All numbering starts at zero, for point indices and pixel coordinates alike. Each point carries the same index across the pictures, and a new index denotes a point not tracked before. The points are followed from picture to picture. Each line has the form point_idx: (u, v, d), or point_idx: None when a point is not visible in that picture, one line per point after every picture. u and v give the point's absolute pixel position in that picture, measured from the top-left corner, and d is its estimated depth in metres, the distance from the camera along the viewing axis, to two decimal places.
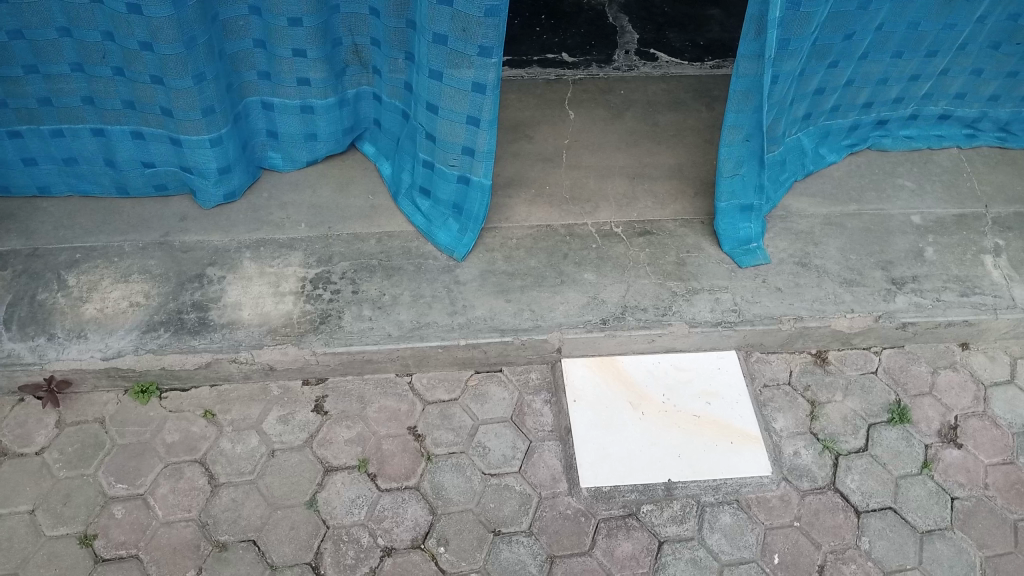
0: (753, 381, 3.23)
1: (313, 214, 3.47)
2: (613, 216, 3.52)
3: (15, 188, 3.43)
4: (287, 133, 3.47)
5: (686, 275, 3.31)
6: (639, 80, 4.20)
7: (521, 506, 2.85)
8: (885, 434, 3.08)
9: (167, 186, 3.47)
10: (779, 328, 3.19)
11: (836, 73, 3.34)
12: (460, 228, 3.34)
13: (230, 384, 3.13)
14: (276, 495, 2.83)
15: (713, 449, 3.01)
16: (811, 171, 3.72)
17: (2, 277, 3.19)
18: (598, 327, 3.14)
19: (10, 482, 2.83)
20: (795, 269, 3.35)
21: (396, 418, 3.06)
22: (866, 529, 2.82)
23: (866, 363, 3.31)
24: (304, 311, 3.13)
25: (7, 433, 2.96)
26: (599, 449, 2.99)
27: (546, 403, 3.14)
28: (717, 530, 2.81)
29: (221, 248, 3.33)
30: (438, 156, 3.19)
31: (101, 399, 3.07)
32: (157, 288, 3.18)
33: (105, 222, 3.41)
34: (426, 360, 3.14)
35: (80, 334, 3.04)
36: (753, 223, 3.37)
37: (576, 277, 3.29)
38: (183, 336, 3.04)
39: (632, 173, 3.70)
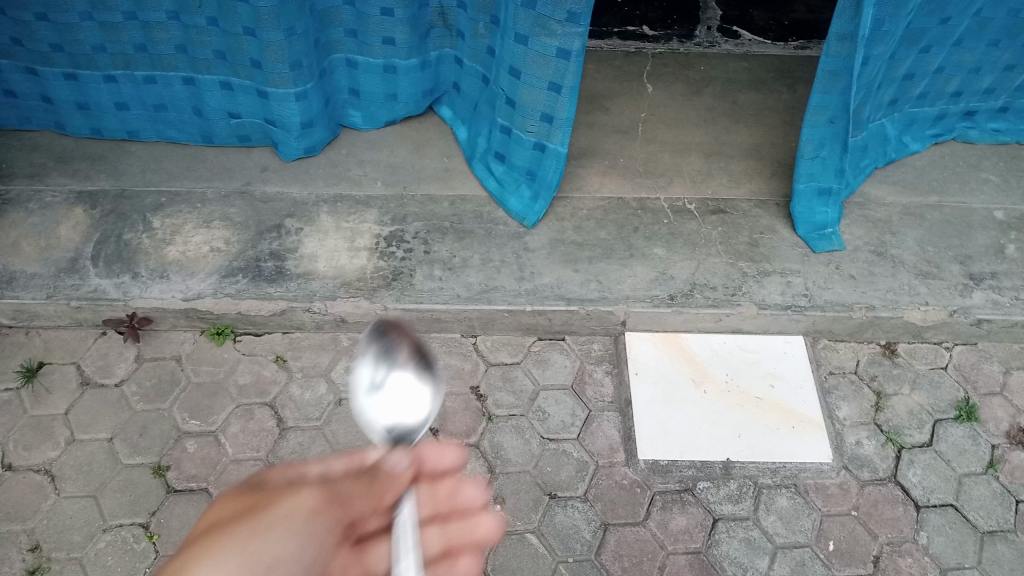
0: (819, 368, 3.20)
1: (389, 173, 3.53)
2: (686, 193, 3.50)
3: (106, 131, 3.56)
4: (369, 92, 3.53)
5: (757, 256, 3.28)
6: (719, 57, 4.14)
7: (578, 473, 2.89)
8: (951, 431, 3.03)
9: (250, 138, 3.57)
10: (850, 316, 3.15)
11: (927, 59, 3.25)
12: (533, 195, 3.36)
13: (302, 333, 3.22)
14: (341, 443, 2.92)
15: (774, 431, 3.00)
16: (892, 159, 3.64)
17: (92, 215, 3.32)
18: (665, 303, 3.14)
19: (92, 410, 2.97)
20: (870, 258, 3.30)
21: (459, 377, 3.12)
22: (926, 524, 2.78)
23: (937, 358, 3.25)
24: (377, 267, 3.20)
25: (90, 364, 3.10)
26: (658, 423, 3.01)
27: (607, 374, 3.16)
28: (773, 512, 2.81)
29: (299, 200, 3.40)
30: (517, 122, 3.21)
31: (178, 338, 3.19)
32: (236, 235, 3.27)
33: (189, 168, 3.52)
34: (492, 323, 3.18)
35: (162, 274, 3.15)
36: (830, 208, 3.32)
37: (646, 252, 3.28)
38: (259, 283, 3.13)
39: (708, 151, 3.67)
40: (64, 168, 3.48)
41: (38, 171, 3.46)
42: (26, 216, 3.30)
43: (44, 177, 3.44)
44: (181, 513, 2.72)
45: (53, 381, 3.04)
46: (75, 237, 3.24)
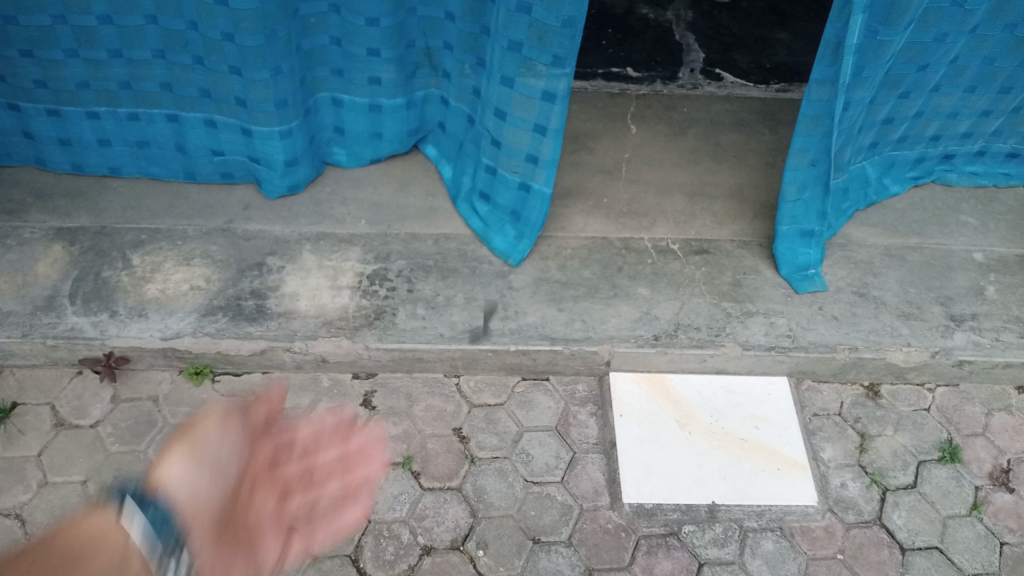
0: (803, 409, 3.19)
1: (373, 211, 3.51)
2: (670, 233, 3.51)
3: (87, 167, 3.53)
4: (354, 130, 3.52)
5: (742, 297, 3.29)
6: (702, 99, 4.19)
7: (562, 516, 2.85)
8: (935, 472, 3.03)
9: (232, 175, 3.54)
10: (834, 357, 3.15)
11: (907, 104, 3.30)
12: (517, 234, 3.35)
13: (282, 373, 3.18)
14: None
15: (760, 474, 2.98)
16: (874, 201, 3.68)
17: (69, 252, 3.27)
18: (649, 344, 3.13)
19: (65, 452, 2.91)
20: (852, 299, 3.32)
21: (442, 418, 3.09)
22: (911, 567, 2.76)
23: (919, 400, 3.25)
24: (360, 306, 3.17)
25: (65, 405, 3.03)
26: (643, 465, 2.98)
27: (591, 416, 3.13)
28: (759, 556, 2.78)
29: (281, 238, 3.38)
30: (502, 162, 3.21)
31: (156, 378, 3.14)
32: (218, 273, 3.24)
33: (170, 205, 3.48)
34: (475, 362, 3.16)
35: (141, 313, 3.11)
36: (813, 249, 3.34)
37: (630, 291, 3.28)
38: (240, 322, 3.09)
39: (691, 191, 3.69)
40: (43, 205, 3.44)
41: (16, 207, 3.42)
42: (3, 252, 3.25)
43: (23, 214, 3.40)
44: None
45: (27, 422, 2.97)
46: (52, 275, 3.20)
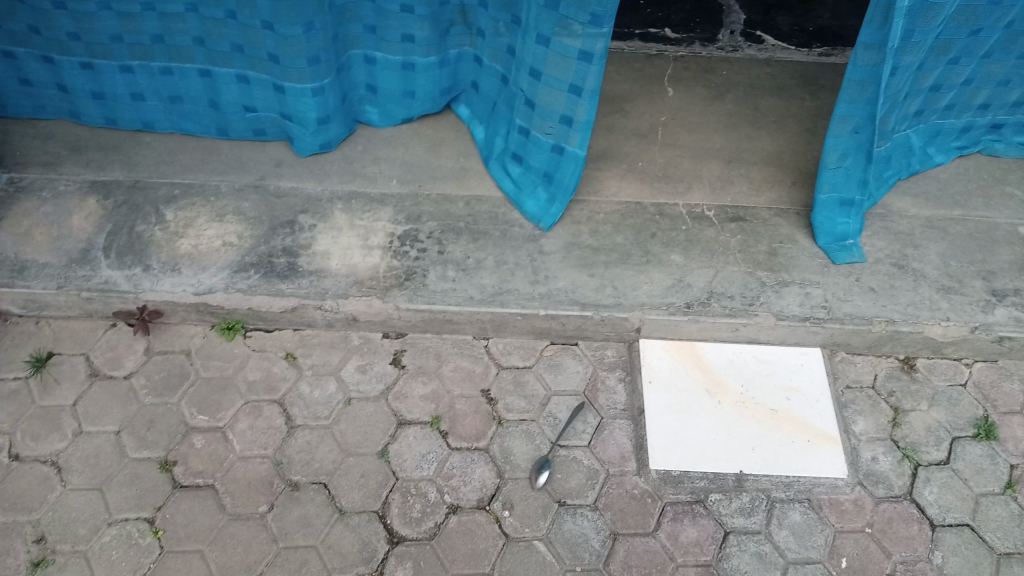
0: (835, 381, 3.15)
1: (405, 171, 3.49)
2: (705, 199, 3.45)
3: (121, 121, 3.53)
4: (386, 88, 3.49)
5: (777, 266, 3.24)
6: (742, 63, 4.09)
7: (588, 480, 2.85)
8: (969, 449, 2.98)
9: (265, 132, 3.53)
10: (869, 329, 3.10)
11: (956, 70, 3.19)
12: (549, 198, 3.31)
13: (313, 330, 3.20)
14: (350, 443, 2.91)
15: (789, 445, 2.96)
16: (916, 171, 3.58)
17: (104, 205, 3.30)
18: (681, 311, 3.10)
19: (99, 402, 2.96)
20: (891, 271, 3.25)
21: (470, 380, 3.10)
22: (941, 543, 2.74)
23: (956, 375, 3.19)
24: (390, 266, 3.17)
25: (99, 356, 3.08)
26: (671, 433, 2.97)
27: (620, 382, 3.12)
28: (786, 527, 2.76)
29: (313, 196, 3.37)
30: (536, 123, 3.16)
31: (188, 332, 3.17)
32: (250, 230, 3.25)
33: (203, 161, 3.48)
34: (505, 326, 3.15)
35: (174, 267, 3.13)
36: (852, 219, 3.27)
37: (663, 258, 3.24)
38: (272, 279, 3.10)
39: (729, 157, 3.62)
40: (78, 158, 3.46)
41: (52, 159, 3.45)
42: (39, 204, 3.28)
43: (58, 166, 3.42)
44: (186, 509, 2.73)
45: (62, 372, 3.03)
46: (87, 227, 3.22)
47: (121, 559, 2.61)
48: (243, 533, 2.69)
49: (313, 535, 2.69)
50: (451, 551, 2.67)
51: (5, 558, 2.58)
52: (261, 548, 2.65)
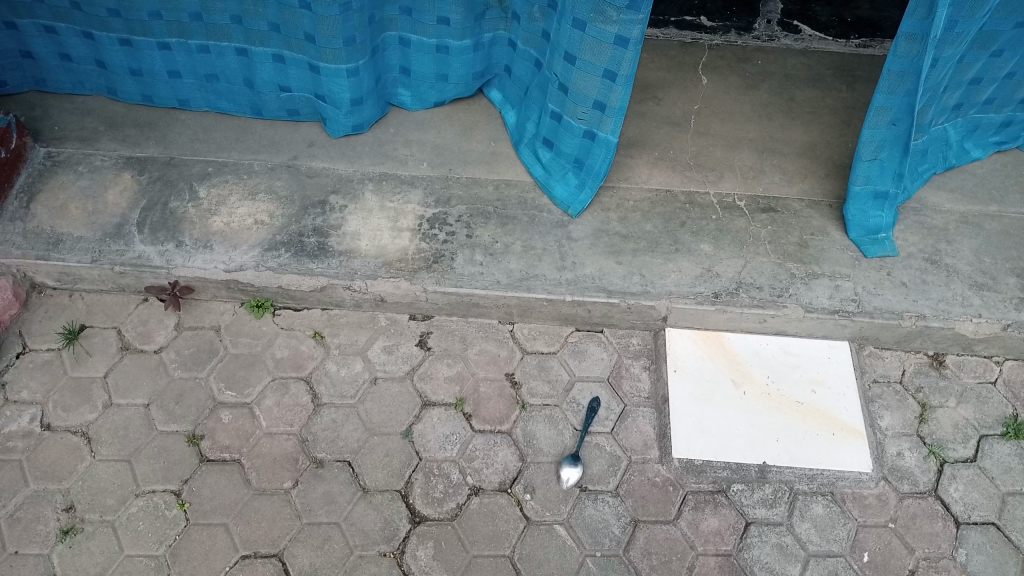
0: (863, 375, 3.12)
1: (435, 154, 3.50)
2: (736, 189, 3.43)
3: (157, 98, 3.57)
4: (419, 71, 3.49)
5: (807, 258, 3.21)
6: (778, 52, 4.05)
7: (610, 467, 2.86)
8: (997, 447, 2.95)
9: (298, 112, 3.55)
10: (899, 324, 3.07)
11: (999, 63, 3.13)
12: (579, 184, 3.31)
13: (341, 310, 3.23)
14: (376, 422, 2.94)
15: (814, 438, 2.94)
16: (953, 165, 3.52)
17: (138, 181, 3.34)
18: (709, 301, 3.08)
19: (130, 375, 3.01)
20: (923, 266, 3.21)
21: (495, 363, 3.11)
22: (965, 541, 2.72)
23: (985, 372, 3.16)
24: (418, 249, 3.18)
25: (131, 329, 3.13)
26: (695, 422, 2.96)
27: (644, 369, 3.12)
28: (808, 520, 2.76)
29: (344, 176, 3.39)
30: (568, 108, 3.15)
31: (218, 309, 3.21)
32: (281, 209, 3.27)
33: (237, 139, 3.52)
34: (530, 311, 3.16)
35: (206, 244, 3.17)
36: (885, 212, 3.23)
37: (691, 247, 3.22)
38: (302, 258, 3.13)
39: (761, 147, 3.59)
40: (114, 134, 3.51)
41: (88, 135, 3.49)
42: (75, 179, 3.33)
43: (94, 142, 3.47)
44: (212, 483, 2.77)
45: (94, 344, 3.08)
46: (121, 203, 3.27)
47: (148, 530, 2.66)
48: (268, 508, 2.73)
49: (337, 512, 2.73)
50: (473, 532, 2.69)
51: (36, 525, 2.65)
52: (285, 523, 2.69)
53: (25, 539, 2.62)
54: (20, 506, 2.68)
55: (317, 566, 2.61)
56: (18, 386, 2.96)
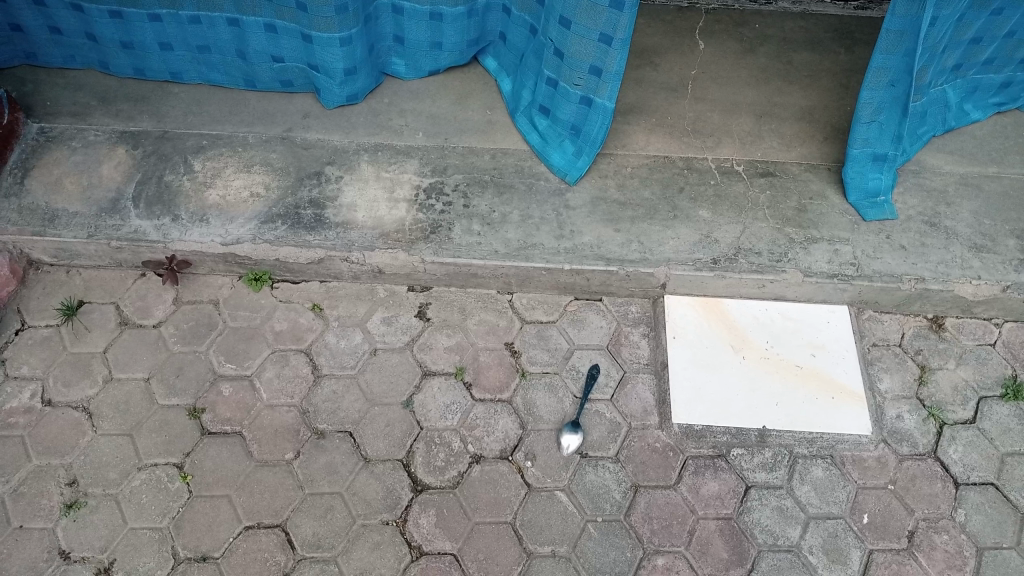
0: (862, 339, 3.12)
1: (431, 124, 3.47)
2: (735, 154, 3.40)
3: (149, 71, 3.54)
4: (413, 39, 3.45)
5: (806, 222, 3.19)
6: (776, 16, 4.00)
7: (610, 433, 2.87)
8: (996, 409, 2.95)
9: (292, 83, 3.52)
10: (899, 288, 3.06)
11: (999, 22, 3.10)
12: (576, 151, 3.29)
13: (339, 282, 3.22)
14: (376, 392, 2.94)
15: (814, 402, 2.95)
16: (952, 127, 3.49)
17: (133, 156, 3.32)
18: (708, 267, 3.08)
19: (129, 349, 3.01)
20: (923, 228, 3.20)
21: (494, 333, 3.11)
22: (964, 501, 2.74)
23: (985, 335, 3.16)
24: (415, 219, 3.17)
25: (129, 305, 3.13)
26: (694, 388, 2.96)
27: (643, 337, 3.11)
28: (808, 482, 2.77)
29: (339, 148, 3.37)
30: (564, 74, 3.11)
31: (216, 283, 3.21)
32: (276, 181, 3.26)
33: (231, 112, 3.49)
34: (529, 280, 3.15)
35: (202, 218, 3.15)
36: (884, 175, 3.22)
37: (690, 213, 3.21)
38: (299, 230, 3.12)
39: (760, 112, 3.56)
40: (107, 108, 3.48)
41: (81, 110, 3.47)
42: (68, 154, 3.31)
43: (87, 116, 3.44)
44: (214, 455, 2.78)
45: (93, 320, 3.08)
46: (116, 177, 3.25)
47: (151, 503, 2.67)
48: (270, 479, 2.74)
49: (339, 482, 2.74)
50: (475, 500, 2.71)
51: (40, 499, 2.66)
52: (288, 494, 2.71)
53: (29, 513, 2.63)
54: (24, 482, 2.70)
55: (321, 535, 2.63)
56: (18, 362, 2.96)
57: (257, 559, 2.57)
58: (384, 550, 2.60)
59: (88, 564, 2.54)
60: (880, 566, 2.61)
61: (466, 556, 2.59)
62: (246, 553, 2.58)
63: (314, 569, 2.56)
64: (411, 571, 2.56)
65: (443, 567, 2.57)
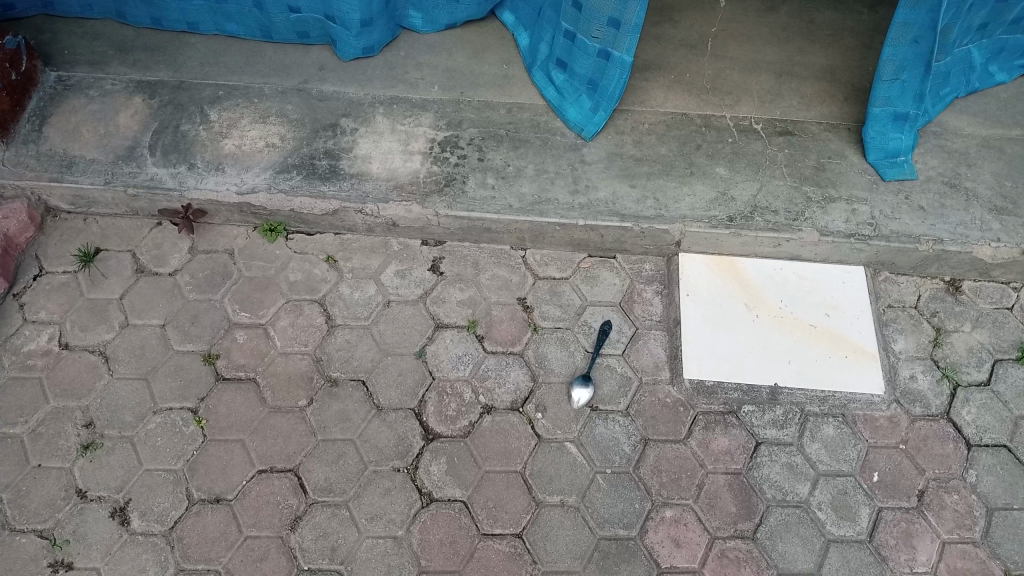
0: (877, 300, 3.10)
1: (447, 77, 3.45)
2: (754, 112, 3.37)
3: (166, 22, 3.53)
4: None
5: (824, 181, 3.17)
6: None
7: (621, 387, 2.87)
8: (1011, 371, 2.93)
9: (309, 35, 3.50)
10: (916, 249, 3.04)
11: None
12: (593, 105, 3.26)
13: (353, 235, 3.23)
14: (388, 342, 2.96)
15: (826, 361, 2.94)
16: (976, 89, 3.44)
17: (150, 105, 3.33)
18: (723, 225, 3.06)
19: (145, 296, 3.03)
20: (942, 189, 3.16)
21: (507, 288, 3.11)
22: (976, 462, 2.74)
23: (1002, 298, 3.13)
24: (430, 172, 3.16)
25: (145, 253, 3.15)
26: (706, 344, 2.96)
27: (657, 294, 3.10)
28: (818, 440, 2.77)
29: (355, 100, 3.36)
30: (583, 27, 3.08)
31: (231, 233, 3.22)
32: (292, 132, 3.26)
33: (247, 63, 3.48)
34: (543, 236, 3.15)
35: (218, 167, 3.16)
36: (905, 134, 3.17)
37: (707, 170, 3.19)
38: (314, 181, 3.12)
39: (780, 70, 3.52)
40: (125, 57, 3.48)
41: (99, 59, 3.47)
42: (86, 103, 3.32)
43: (105, 66, 3.45)
44: (228, 401, 2.81)
45: (109, 267, 3.10)
46: (133, 126, 3.26)
47: (166, 446, 2.71)
48: (283, 425, 2.76)
49: (351, 429, 2.76)
50: (485, 449, 2.73)
51: (57, 440, 2.70)
52: (300, 440, 2.73)
53: (47, 453, 2.68)
54: (41, 423, 2.73)
55: (332, 480, 2.66)
56: (36, 307, 2.99)
57: (270, 502, 2.61)
58: (395, 496, 2.63)
59: (104, 504, 2.59)
60: (888, 523, 2.61)
61: (476, 504, 2.62)
62: (259, 496, 2.62)
63: (326, 513, 2.59)
64: (421, 517, 2.59)
65: (452, 513, 2.60)
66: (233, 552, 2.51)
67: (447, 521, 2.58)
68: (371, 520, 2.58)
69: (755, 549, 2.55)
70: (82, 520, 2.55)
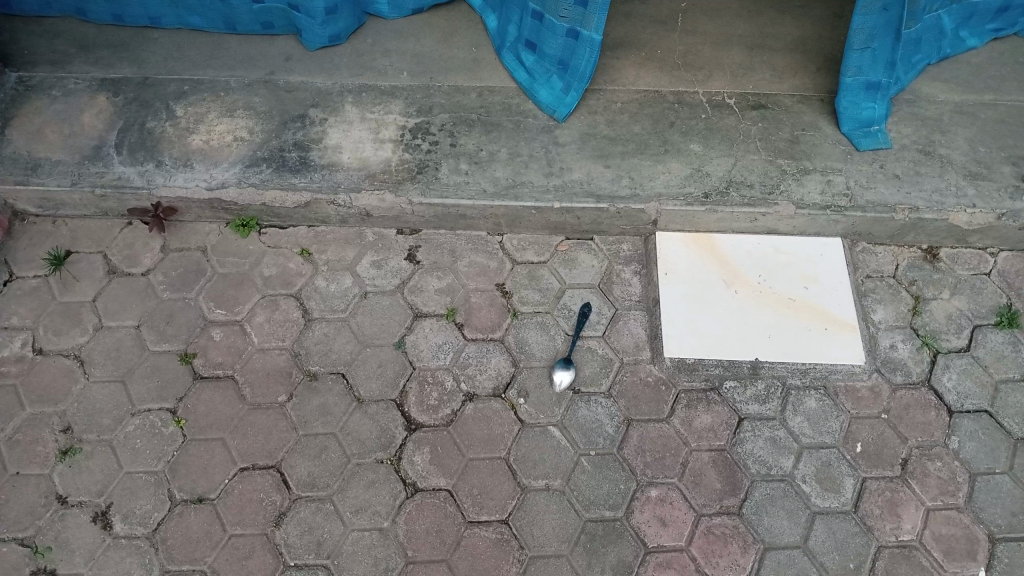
0: (855, 271, 3.10)
1: (416, 63, 3.41)
2: (726, 87, 3.34)
3: (128, 18, 3.47)
4: None
5: (798, 153, 3.15)
6: None
7: (602, 368, 2.86)
8: (990, 337, 2.94)
9: (273, 26, 3.45)
10: (892, 218, 3.03)
11: None
12: (565, 86, 3.22)
13: (327, 227, 3.19)
14: (367, 334, 2.93)
15: (806, 333, 2.93)
16: (947, 55, 3.43)
17: (114, 103, 3.27)
18: (699, 202, 3.04)
19: (118, 297, 2.99)
20: (917, 157, 3.15)
21: (485, 274, 3.08)
22: (958, 429, 2.74)
23: (980, 264, 3.13)
24: (402, 160, 3.13)
25: (116, 253, 3.10)
26: (686, 321, 2.95)
27: (636, 274, 3.09)
28: (801, 413, 2.77)
29: (323, 90, 3.31)
30: (549, 7, 3.03)
31: (204, 230, 3.18)
32: (260, 125, 3.21)
33: (212, 56, 3.43)
34: (519, 220, 3.12)
35: (186, 163, 3.11)
36: (878, 104, 3.16)
37: (681, 147, 3.16)
38: (284, 174, 3.08)
39: (751, 43, 3.49)
40: (87, 55, 3.42)
41: (60, 58, 3.40)
42: (49, 103, 3.26)
43: (67, 65, 3.38)
44: (207, 400, 2.78)
45: (80, 269, 3.06)
46: (98, 125, 3.21)
47: (146, 448, 2.68)
48: (263, 421, 2.74)
49: (333, 423, 2.74)
50: (468, 436, 2.71)
51: (35, 446, 2.67)
52: (282, 436, 2.71)
53: (25, 460, 2.64)
54: (17, 430, 2.70)
55: (315, 475, 2.63)
56: (7, 313, 2.94)
57: (253, 500, 2.59)
58: (379, 488, 2.62)
59: (85, 509, 2.56)
60: (873, 493, 2.62)
61: (461, 492, 2.61)
62: (242, 493, 2.60)
63: (310, 508, 2.57)
64: (406, 507, 2.58)
65: (437, 503, 2.59)
66: (218, 552, 2.49)
67: (432, 511, 2.57)
68: (356, 513, 2.57)
69: (741, 524, 2.56)
70: (64, 526, 2.52)
